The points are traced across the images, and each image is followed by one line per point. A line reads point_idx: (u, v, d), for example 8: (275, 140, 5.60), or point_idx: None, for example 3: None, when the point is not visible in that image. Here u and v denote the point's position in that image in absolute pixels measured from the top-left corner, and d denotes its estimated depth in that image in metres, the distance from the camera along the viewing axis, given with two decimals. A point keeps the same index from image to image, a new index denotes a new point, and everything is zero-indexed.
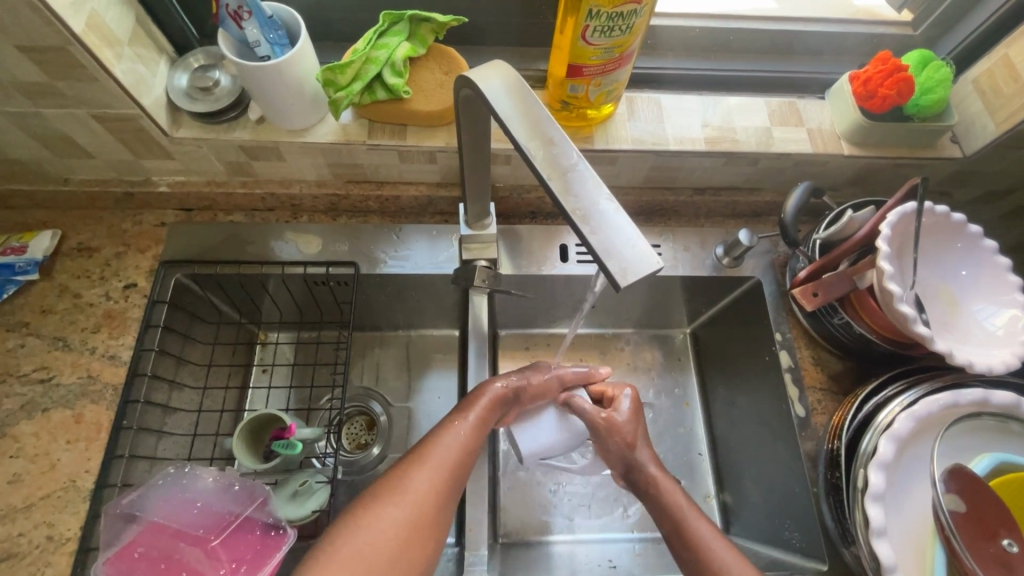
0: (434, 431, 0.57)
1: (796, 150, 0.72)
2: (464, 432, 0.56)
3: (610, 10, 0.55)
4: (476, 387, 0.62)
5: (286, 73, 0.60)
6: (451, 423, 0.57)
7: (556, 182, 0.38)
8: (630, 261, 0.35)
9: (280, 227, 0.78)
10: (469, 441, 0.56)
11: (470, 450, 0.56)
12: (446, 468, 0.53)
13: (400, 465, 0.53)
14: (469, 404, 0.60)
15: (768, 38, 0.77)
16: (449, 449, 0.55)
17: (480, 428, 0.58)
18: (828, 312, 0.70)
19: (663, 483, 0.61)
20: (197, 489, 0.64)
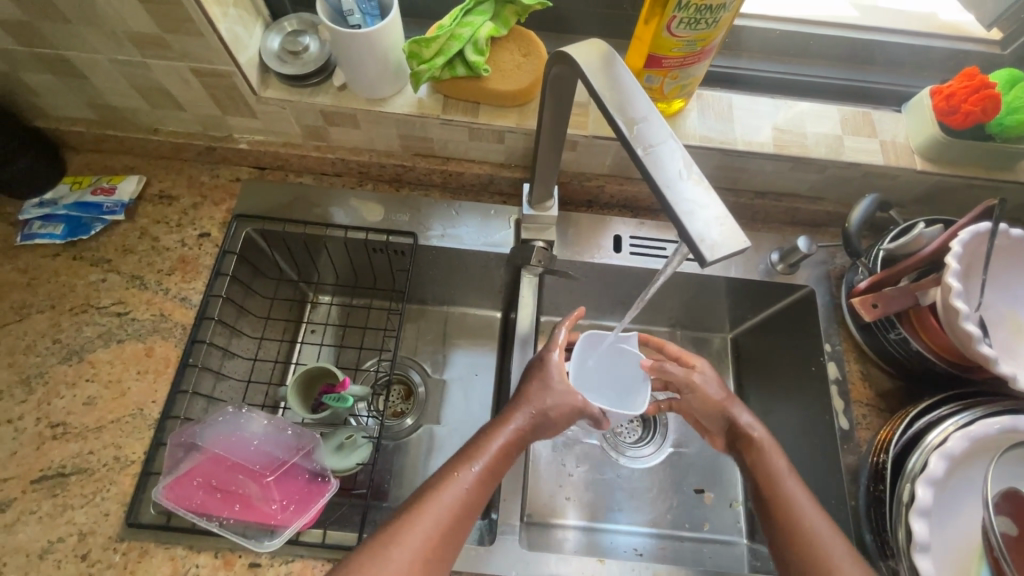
0: (433, 483, 0.55)
1: (867, 161, 0.72)
2: (467, 485, 0.56)
3: (700, 2, 0.55)
4: (479, 433, 0.61)
5: (375, 43, 0.63)
6: (452, 475, 0.56)
7: (646, 163, 0.38)
8: (718, 236, 0.34)
9: (345, 194, 0.81)
10: (471, 493, 0.56)
11: (472, 506, 0.55)
12: (443, 530, 0.53)
13: (397, 518, 0.53)
14: (477, 450, 0.59)
15: (846, 45, 0.76)
16: (439, 511, 0.53)
17: (486, 480, 0.57)
18: (884, 326, 0.69)
19: (767, 449, 0.61)
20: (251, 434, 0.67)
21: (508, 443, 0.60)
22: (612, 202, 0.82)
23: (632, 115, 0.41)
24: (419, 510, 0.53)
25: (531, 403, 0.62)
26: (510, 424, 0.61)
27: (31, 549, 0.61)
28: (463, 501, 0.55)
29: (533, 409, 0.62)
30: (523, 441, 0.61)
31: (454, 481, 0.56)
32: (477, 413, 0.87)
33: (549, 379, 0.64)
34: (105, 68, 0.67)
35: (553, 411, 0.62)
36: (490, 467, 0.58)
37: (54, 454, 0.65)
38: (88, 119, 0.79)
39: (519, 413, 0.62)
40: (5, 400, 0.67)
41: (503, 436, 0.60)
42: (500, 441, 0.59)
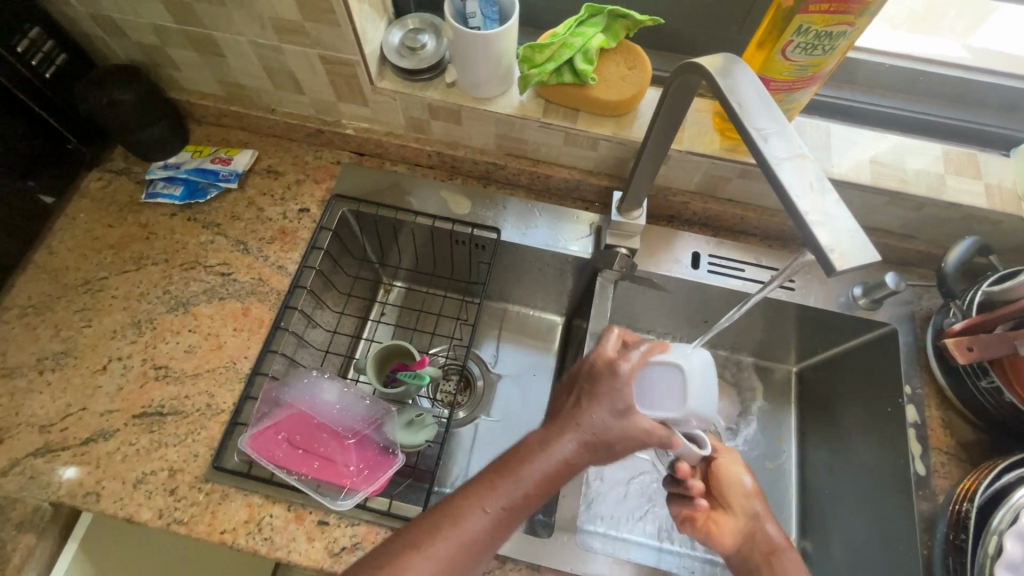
0: (457, 507, 0.51)
1: (969, 203, 0.70)
2: (491, 515, 0.51)
3: (821, 29, 0.56)
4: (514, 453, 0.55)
5: (492, 45, 0.67)
6: (477, 502, 0.51)
7: (777, 171, 0.40)
8: (850, 249, 0.36)
9: (436, 186, 0.85)
10: (498, 524, 0.51)
11: (491, 537, 0.51)
12: (456, 560, 0.48)
13: (411, 539, 0.49)
14: (511, 474, 0.53)
15: (957, 85, 0.75)
16: (456, 539, 0.49)
17: (514, 512, 0.52)
18: (975, 372, 0.66)
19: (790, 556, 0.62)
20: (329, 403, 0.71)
21: (549, 474, 0.54)
22: (693, 219, 0.83)
23: (759, 123, 0.42)
24: (434, 536, 0.49)
25: (580, 427, 0.56)
26: (555, 451, 0.55)
27: (126, 477, 0.66)
28: (483, 533, 0.50)
29: (584, 434, 0.56)
30: (567, 471, 0.55)
31: (477, 511, 0.51)
32: (533, 412, 0.89)
33: (608, 404, 0.58)
34: (244, 50, 0.74)
35: (612, 438, 0.57)
36: (518, 501, 0.52)
37: (155, 394, 0.71)
38: (215, 94, 0.86)
39: (569, 437, 0.56)
40: (118, 339, 0.74)
41: (545, 464, 0.54)
42: (540, 471, 0.54)
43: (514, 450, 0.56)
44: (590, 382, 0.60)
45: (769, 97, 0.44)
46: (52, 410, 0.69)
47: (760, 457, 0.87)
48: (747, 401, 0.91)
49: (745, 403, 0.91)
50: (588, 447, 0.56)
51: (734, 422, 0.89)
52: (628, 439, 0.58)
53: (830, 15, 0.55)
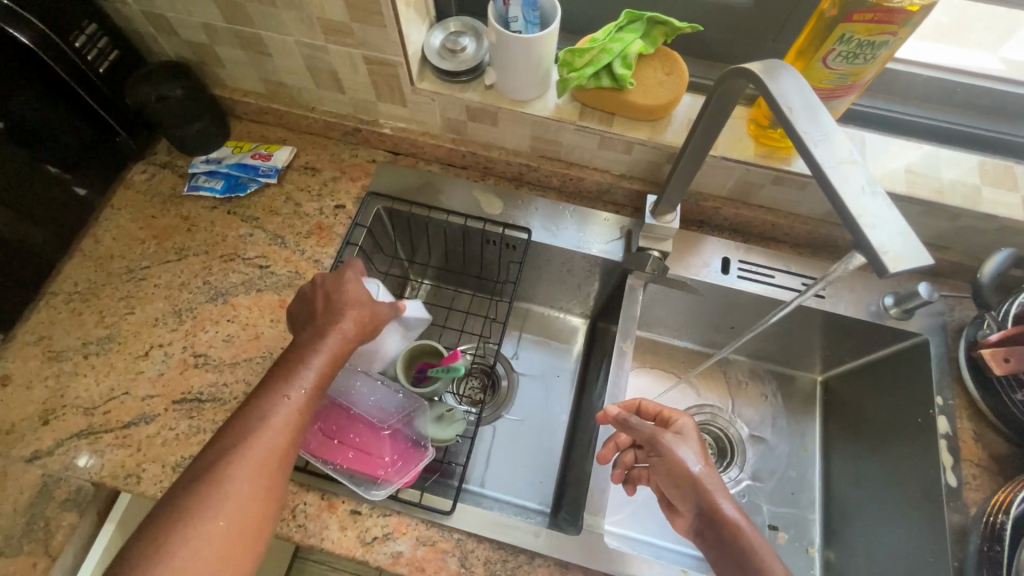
0: (252, 406, 0.52)
1: (1006, 215, 0.70)
2: (289, 409, 0.53)
3: (864, 38, 0.57)
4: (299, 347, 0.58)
5: (534, 48, 0.68)
6: (276, 400, 0.53)
7: (827, 173, 0.41)
8: (902, 250, 0.37)
9: (469, 186, 0.87)
10: (290, 417, 0.53)
11: (287, 429, 0.52)
12: (262, 459, 0.50)
13: (231, 445, 0.49)
14: (290, 368, 0.56)
15: (994, 97, 0.75)
16: (259, 439, 0.50)
17: (300, 404, 0.54)
18: (1009, 385, 0.66)
19: (743, 532, 0.56)
20: (363, 397, 0.70)
21: (319, 361, 0.57)
22: (723, 224, 0.84)
23: (807, 126, 0.43)
24: (243, 439, 0.50)
25: (354, 309, 0.63)
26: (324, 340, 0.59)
27: (166, 461, 0.68)
28: (293, 425, 0.53)
29: (348, 321, 0.61)
30: (342, 352, 0.60)
31: (273, 411, 0.52)
32: (557, 413, 0.89)
33: (350, 287, 0.65)
34: (290, 49, 0.76)
35: (367, 314, 0.63)
36: (299, 392, 0.54)
37: (194, 380, 0.73)
38: (258, 92, 0.88)
39: (335, 326, 0.60)
40: (160, 327, 0.76)
41: (316, 354, 0.57)
42: (321, 359, 0.57)
43: (296, 349, 0.58)
44: (331, 283, 0.65)
45: (815, 99, 0.45)
46: (96, 393, 0.72)
47: (783, 466, 0.87)
48: (771, 409, 0.91)
49: (770, 410, 0.91)
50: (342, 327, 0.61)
51: (758, 429, 0.90)
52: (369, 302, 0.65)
53: (874, 25, 0.55)
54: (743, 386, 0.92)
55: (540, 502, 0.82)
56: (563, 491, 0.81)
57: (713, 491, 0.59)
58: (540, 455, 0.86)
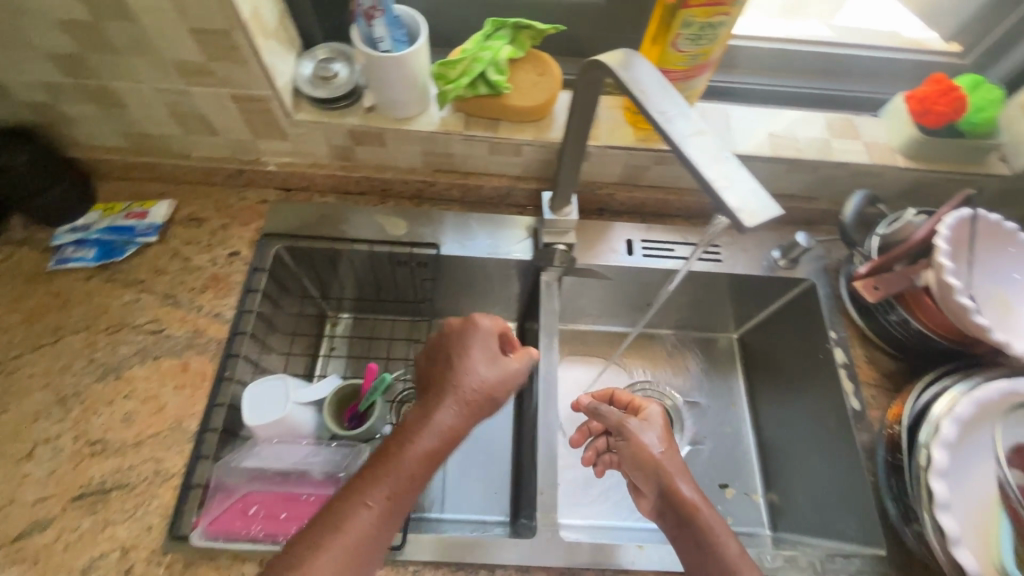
0: (343, 495, 0.50)
1: (854, 161, 0.78)
2: (378, 499, 0.49)
3: (703, 20, 0.62)
4: (399, 426, 0.55)
5: (405, 64, 0.68)
6: (361, 490, 0.50)
7: (682, 146, 0.44)
8: (756, 207, 0.40)
9: (369, 211, 0.85)
10: (382, 507, 0.49)
11: (377, 523, 0.49)
12: (345, 556, 0.47)
13: (309, 539, 0.47)
14: (392, 452, 0.52)
15: (827, 59, 0.84)
16: (342, 534, 0.47)
17: (395, 493, 0.50)
18: (885, 308, 0.74)
19: (702, 515, 0.57)
20: (301, 462, 0.67)
21: (432, 443, 0.54)
22: (620, 208, 0.88)
23: (658, 107, 0.46)
24: (333, 538, 0.47)
25: (466, 382, 0.58)
26: (428, 418, 0.55)
27: (73, 567, 0.60)
28: (385, 518, 0.49)
29: (462, 395, 0.57)
30: (452, 438, 0.55)
31: (370, 501, 0.49)
32: (500, 421, 0.90)
33: (475, 362, 0.59)
34: (148, 97, 0.71)
35: (488, 387, 0.59)
36: (399, 484, 0.51)
37: (94, 471, 0.65)
38: (121, 147, 0.82)
39: (446, 403, 0.56)
40: (43, 420, 0.68)
41: (428, 433, 0.54)
42: (423, 438, 0.54)
43: (404, 426, 0.55)
44: (454, 341, 0.61)
45: (665, 80, 0.48)
46: None
47: (718, 425, 0.92)
48: (697, 372, 0.96)
49: (697, 374, 0.96)
50: (461, 403, 0.57)
51: (689, 393, 0.95)
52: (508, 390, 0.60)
53: (709, 8, 0.60)
54: (669, 356, 0.97)
55: (499, 513, 0.82)
56: (518, 498, 0.80)
57: (676, 476, 0.60)
58: (490, 467, 0.85)
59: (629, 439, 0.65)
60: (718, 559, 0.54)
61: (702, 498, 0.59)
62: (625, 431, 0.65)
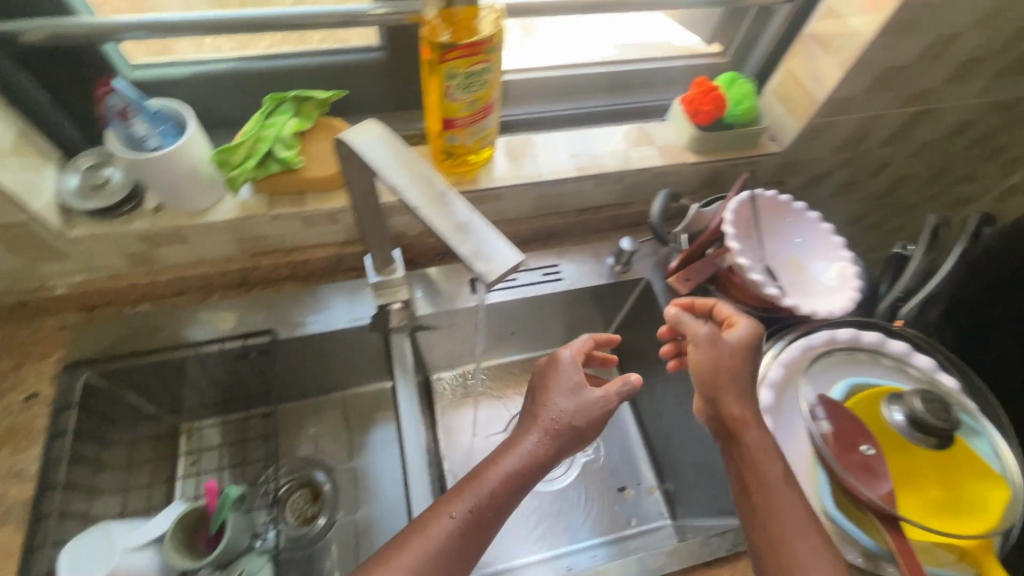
0: (424, 515, 0.57)
1: (651, 165, 0.85)
2: (455, 519, 0.56)
3: (466, 70, 0.64)
4: (509, 443, 0.62)
5: (178, 161, 0.65)
6: (442, 510, 0.57)
7: (437, 226, 0.44)
8: (495, 265, 0.42)
9: (192, 311, 0.79)
10: (462, 524, 0.56)
11: (459, 536, 0.55)
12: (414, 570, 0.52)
13: (386, 549, 0.54)
14: (483, 473, 0.59)
15: (611, 77, 0.92)
16: (416, 550, 0.54)
17: (479, 511, 0.57)
18: (705, 294, 0.80)
19: (751, 439, 0.56)
20: None
21: (518, 465, 0.60)
22: None
23: (417, 193, 0.45)
24: (402, 552, 0.54)
25: (610, 397, 0.63)
26: (522, 447, 0.61)
27: None
28: (468, 534, 0.56)
29: (546, 427, 0.62)
30: (539, 465, 0.60)
31: (441, 518, 0.56)
32: (393, 489, 0.88)
33: (559, 395, 0.64)
34: None
35: (579, 420, 0.62)
36: (484, 503, 0.57)
37: None
38: None
39: (530, 432, 0.62)
40: None
41: (515, 457, 0.60)
42: (510, 459, 0.60)
43: (507, 443, 0.62)
44: (541, 376, 0.67)
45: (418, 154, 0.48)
46: None
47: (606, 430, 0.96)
48: None
49: None
50: (547, 434, 0.61)
51: None
52: (591, 421, 0.62)
53: (466, 59, 0.63)
54: None
55: None
56: None
57: (755, 411, 0.58)
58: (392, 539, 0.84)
59: (696, 351, 0.62)
60: (761, 484, 0.54)
61: (754, 420, 0.57)
62: (695, 342, 0.62)
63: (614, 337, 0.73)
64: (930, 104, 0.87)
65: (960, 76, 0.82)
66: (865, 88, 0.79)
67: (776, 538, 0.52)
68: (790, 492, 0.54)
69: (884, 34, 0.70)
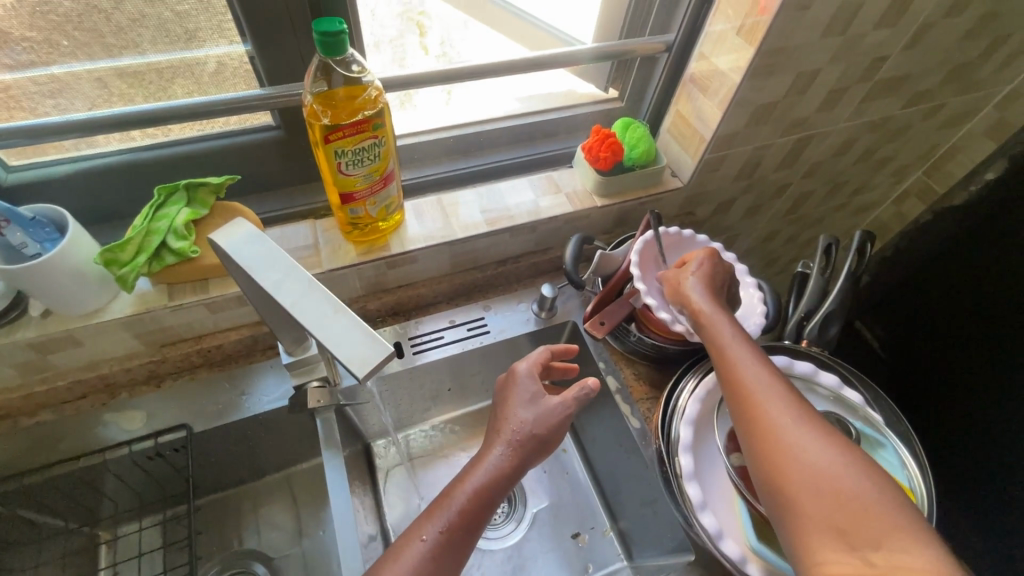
0: (400, 542, 0.56)
1: (561, 212, 0.88)
2: (429, 540, 0.55)
3: (353, 147, 0.65)
4: (475, 458, 0.62)
5: (60, 266, 0.62)
6: (415, 534, 0.55)
7: (314, 327, 0.43)
8: (363, 358, 0.41)
9: (97, 413, 0.75)
10: (436, 545, 0.55)
11: (439, 561, 0.54)
12: None
13: None
14: (451, 492, 0.59)
15: (516, 130, 0.95)
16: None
17: (451, 530, 0.56)
18: (623, 333, 0.82)
19: (718, 328, 0.59)
20: None
21: (486, 478, 0.59)
22: (381, 314, 0.88)
23: (286, 294, 0.44)
24: None
25: (571, 405, 0.64)
26: (486, 461, 0.61)
27: None
28: (443, 555, 0.54)
29: (507, 438, 0.62)
30: (506, 477, 0.60)
31: (416, 541, 0.55)
32: (336, 571, 0.84)
33: (518, 407, 0.65)
34: None
35: (537, 429, 0.63)
36: (456, 520, 0.56)
37: None
38: None
39: (493, 447, 0.62)
40: None
41: (481, 471, 0.60)
42: (476, 471, 0.60)
43: (472, 459, 0.62)
44: (505, 389, 0.68)
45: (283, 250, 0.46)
46: None
47: (554, 475, 0.95)
48: None
49: None
50: (512, 445, 0.62)
51: None
52: (553, 427, 0.63)
53: (352, 138, 0.64)
54: None
55: None
56: None
57: (728, 335, 0.58)
58: None
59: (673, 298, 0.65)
60: (731, 368, 0.56)
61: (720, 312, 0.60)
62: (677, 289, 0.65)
63: (571, 347, 0.74)
64: (810, 131, 0.94)
65: (830, 105, 0.89)
66: (745, 124, 0.84)
67: (773, 450, 0.49)
68: (775, 401, 0.52)
69: (750, 76, 0.76)
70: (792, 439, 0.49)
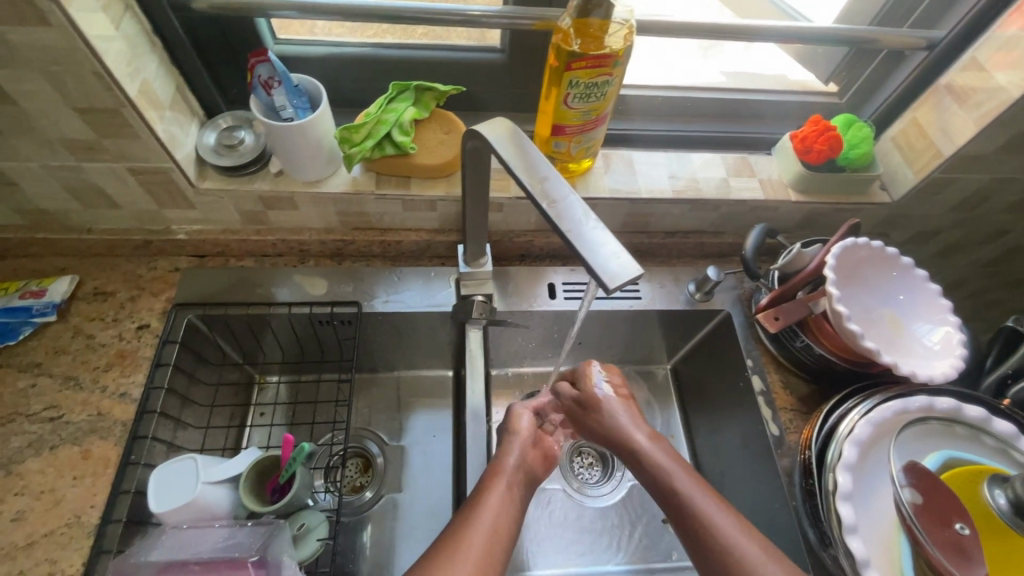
0: (463, 513, 0.56)
1: (751, 197, 0.83)
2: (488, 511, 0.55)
3: (588, 80, 0.65)
4: (504, 448, 0.65)
5: (307, 133, 0.69)
6: (478, 503, 0.56)
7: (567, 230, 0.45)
8: (616, 271, 0.42)
9: (287, 272, 0.84)
10: (496, 520, 0.55)
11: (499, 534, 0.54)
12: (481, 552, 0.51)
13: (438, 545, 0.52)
14: (493, 475, 0.61)
15: (719, 104, 0.91)
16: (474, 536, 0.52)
17: (499, 514, 0.56)
18: (790, 336, 0.78)
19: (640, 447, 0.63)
20: (211, 545, 0.63)
21: (516, 469, 0.62)
22: (541, 254, 0.90)
23: (542, 193, 0.47)
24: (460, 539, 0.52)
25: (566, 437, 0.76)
26: (515, 448, 0.65)
27: None
28: (500, 531, 0.54)
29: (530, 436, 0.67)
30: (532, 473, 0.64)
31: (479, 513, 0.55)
32: (438, 477, 0.88)
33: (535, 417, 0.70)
34: (40, 176, 0.69)
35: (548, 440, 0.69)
36: (502, 502, 0.57)
37: None
38: (17, 225, 0.79)
39: (523, 438, 0.67)
40: None
41: (514, 460, 0.63)
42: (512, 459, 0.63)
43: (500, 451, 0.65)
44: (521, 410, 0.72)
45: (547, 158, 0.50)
46: None
47: None
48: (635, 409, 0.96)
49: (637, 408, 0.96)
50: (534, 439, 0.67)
51: None
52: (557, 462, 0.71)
53: (591, 70, 0.64)
54: None
55: None
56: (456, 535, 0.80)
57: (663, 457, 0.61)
58: (429, 526, 0.84)
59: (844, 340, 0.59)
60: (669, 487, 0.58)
61: (652, 436, 0.64)
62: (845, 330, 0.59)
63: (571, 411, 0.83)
64: None
65: None
66: (998, 149, 0.74)
67: None
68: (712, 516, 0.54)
69: None
70: (702, 507, 0.55)
